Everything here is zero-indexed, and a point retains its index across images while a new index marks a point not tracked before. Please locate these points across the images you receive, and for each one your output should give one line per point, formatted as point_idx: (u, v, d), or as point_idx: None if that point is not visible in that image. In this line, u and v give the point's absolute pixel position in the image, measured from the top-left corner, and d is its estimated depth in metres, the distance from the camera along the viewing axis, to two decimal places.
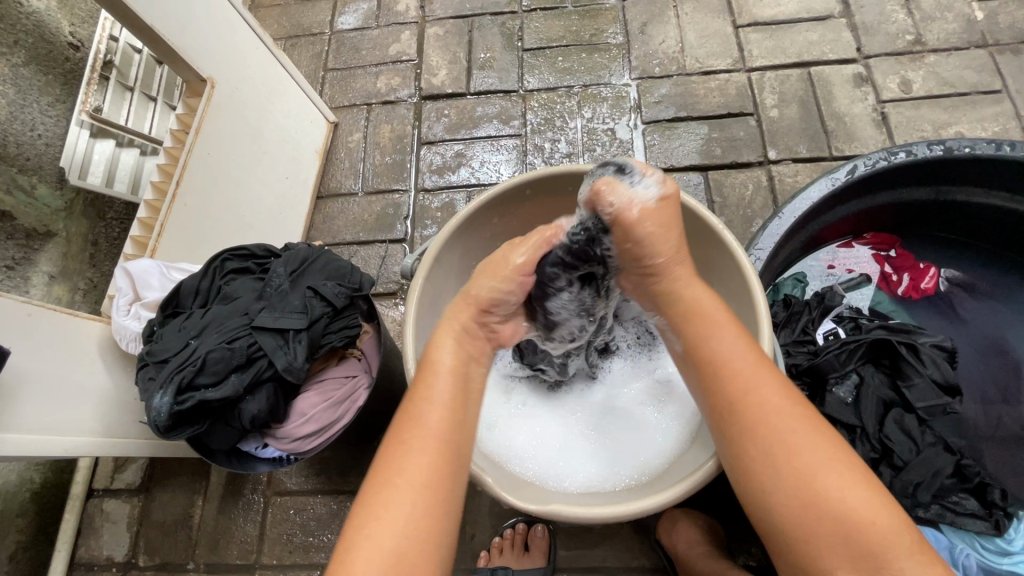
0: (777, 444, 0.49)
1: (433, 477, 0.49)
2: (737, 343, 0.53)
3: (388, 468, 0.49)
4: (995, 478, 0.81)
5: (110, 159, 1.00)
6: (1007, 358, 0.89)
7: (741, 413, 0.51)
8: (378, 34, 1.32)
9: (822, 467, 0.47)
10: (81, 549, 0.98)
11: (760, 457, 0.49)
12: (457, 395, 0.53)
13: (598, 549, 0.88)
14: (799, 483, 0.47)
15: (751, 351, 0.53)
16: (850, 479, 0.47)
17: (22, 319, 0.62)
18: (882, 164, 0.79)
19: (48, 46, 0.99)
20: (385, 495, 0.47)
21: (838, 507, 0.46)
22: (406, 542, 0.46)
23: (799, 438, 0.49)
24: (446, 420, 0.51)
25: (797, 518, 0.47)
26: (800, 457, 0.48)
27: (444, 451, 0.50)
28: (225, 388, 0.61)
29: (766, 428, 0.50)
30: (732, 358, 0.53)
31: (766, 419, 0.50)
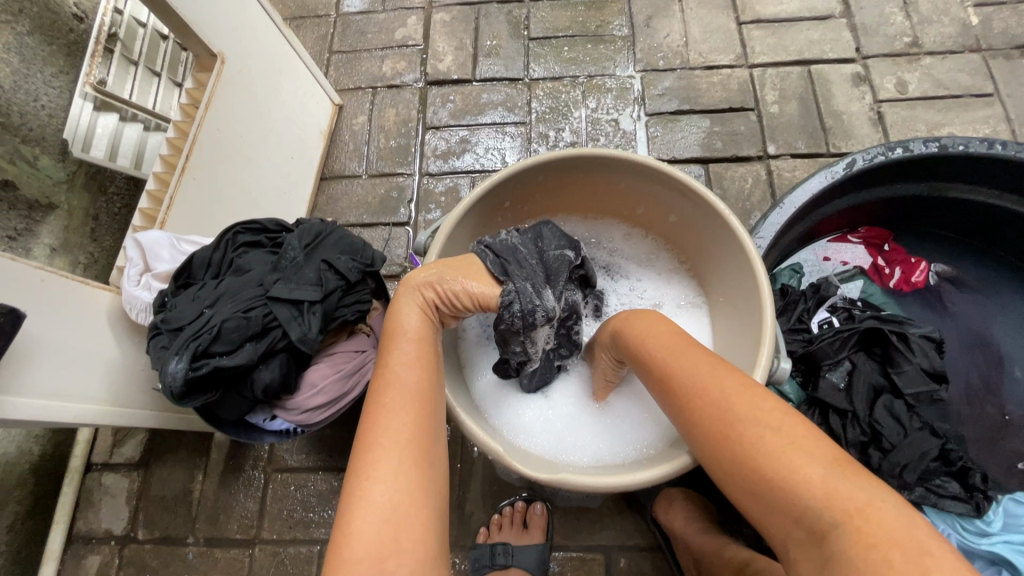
0: (732, 433, 0.47)
1: (416, 433, 0.51)
2: (678, 348, 0.55)
3: (371, 431, 0.50)
4: (976, 463, 0.85)
5: (113, 133, 0.98)
6: (990, 350, 0.92)
7: (689, 413, 0.51)
8: (384, 18, 1.32)
9: (784, 446, 0.43)
10: (79, 522, 0.98)
11: (718, 449, 0.48)
12: (425, 356, 0.56)
13: (594, 528, 0.90)
14: (759, 468, 0.44)
15: (694, 351, 0.54)
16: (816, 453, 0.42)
17: (34, 284, 0.62)
18: (880, 160, 0.82)
19: (53, 16, 0.97)
20: (373, 457, 0.48)
21: (801, 484, 0.42)
22: (400, 495, 0.47)
23: (754, 430, 0.45)
24: (421, 377, 0.54)
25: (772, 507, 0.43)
26: (756, 439, 0.45)
27: (422, 408, 0.53)
28: (240, 356, 0.62)
29: (717, 418, 0.48)
30: (673, 362, 0.54)
31: (716, 409, 0.48)
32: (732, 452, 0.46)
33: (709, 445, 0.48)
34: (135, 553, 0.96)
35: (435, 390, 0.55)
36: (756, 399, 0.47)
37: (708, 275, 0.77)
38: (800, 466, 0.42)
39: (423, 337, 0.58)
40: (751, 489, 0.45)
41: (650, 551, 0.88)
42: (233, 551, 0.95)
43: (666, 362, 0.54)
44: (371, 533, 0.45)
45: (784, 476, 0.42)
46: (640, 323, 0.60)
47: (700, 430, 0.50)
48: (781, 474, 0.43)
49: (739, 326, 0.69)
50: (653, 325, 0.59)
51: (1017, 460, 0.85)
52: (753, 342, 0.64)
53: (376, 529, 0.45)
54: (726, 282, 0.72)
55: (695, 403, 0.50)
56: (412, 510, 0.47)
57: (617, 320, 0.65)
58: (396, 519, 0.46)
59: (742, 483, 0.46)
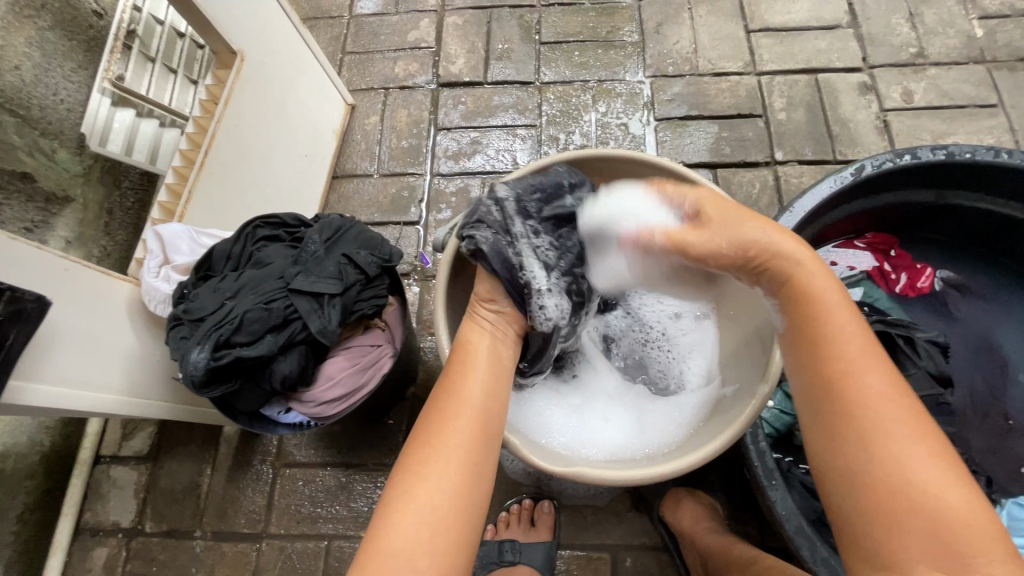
0: (863, 396, 0.47)
1: (470, 447, 0.52)
2: (834, 289, 0.52)
3: (426, 434, 0.53)
4: (980, 467, 0.86)
5: (130, 129, 1.00)
6: (995, 355, 0.93)
7: (827, 353, 0.49)
8: (397, 20, 1.34)
9: (914, 449, 0.45)
10: (87, 514, 0.98)
11: (841, 401, 0.47)
12: (491, 372, 0.59)
13: (600, 527, 0.91)
14: (876, 432, 0.45)
15: (846, 300, 0.51)
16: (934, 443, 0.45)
17: (59, 273, 0.63)
18: (888, 166, 0.83)
19: (74, 12, 0.98)
20: (431, 460, 0.51)
21: (911, 461, 0.44)
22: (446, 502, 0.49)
23: (896, 425, 0.45)
24: (488, 394, 0.57)
25: (871, 466, 0.45)
26: (886, 410, 0.46)
27: (480, 422, 0.54)
28: (260, 347, 0.64)
29: (856, 372, 0.47)
30: (830, 302, 0.51)
31: (857, 391, 0.47)
32: (860, 409, 0.46)
33: (835, 392, 0.48)
34: (142, 545, 0.96)
35: (495, 409, 0.56)
36: (890, 376, 0.48)
37: None
38: (910, 449, 0.44)
39: (493, 357, 0.60)
40: (855, 443, 0.46)
41: (655, 551, 0.89)
42: (240, 545, 0.95)
43: (817, 316, 0.51)
44: (408, 532, 0.48)
45: (898, 449, 0.45)
46: (773, 232, 0.54)
47: (834, 374, 0.48)
48: (890, 446, 0.45)
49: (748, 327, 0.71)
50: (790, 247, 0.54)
51: None
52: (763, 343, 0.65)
53: (414, 530, 0.48)
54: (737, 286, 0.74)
55: (839, 349, 0.49)
56: (455, 516, 0.49)
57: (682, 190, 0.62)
58: (433, 522, 0.48)
59: (852, 437, 0.46)
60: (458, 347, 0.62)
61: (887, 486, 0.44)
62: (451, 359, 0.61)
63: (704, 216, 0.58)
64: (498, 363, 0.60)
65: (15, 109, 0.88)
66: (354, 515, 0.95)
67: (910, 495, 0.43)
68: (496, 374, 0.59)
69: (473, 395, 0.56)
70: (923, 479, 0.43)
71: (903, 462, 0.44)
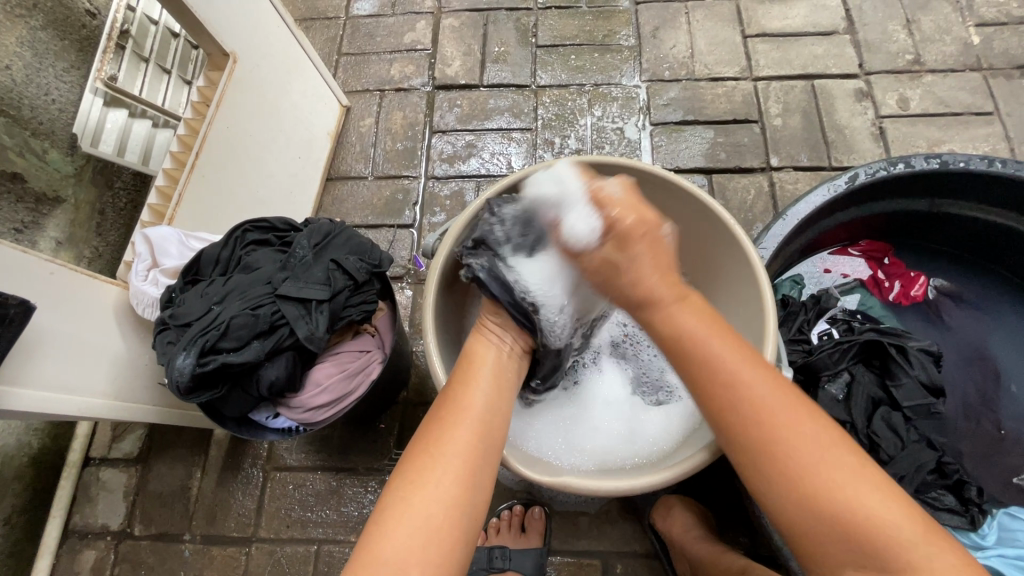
0: (757, 429, 0.49)
1: (470, 456, 0.52)
2: (702, 323, 0.54)
3: (427, 441, 0.53)
4: (972, 476, 0.86)
5: (123, 129, 0.98)
6: (988, 364, 0.93)
7: (707, 385, 0.52)
8: (394, 22, 1.33)
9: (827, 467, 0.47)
10: (75, 517, 0.98)
11: (733, 427, 0.50)
12: (498, 385, 0.59)
13: (591, 535, 0.90)
14: (772, 451, 0.48)
15: (713, 329, 0.54)
16: (833, 449, 0.47)
17: (45, 277, 0.63)
18: (882, 174, 0.83)
19: (67, 12, 0.97)
20: (431, 462, 0.51)
21: (814, 474, 0.47)
22: (445, 505, 0.49)
23: (801, 450, 0.48)
24: (491, 405, 0.57)
25: (776, 487, 0.48)
26: (780, 428, 0.48)
27: (481, 432, 0.54)
28: (247, 353, 0.63)
29: (735, 396, 0.50)
30: (696, 339, 0.53)
31: (759, 423, 0.49)
32: (750, 437, 0.49)
33: (724, 423, 0.51)
34: (131, 548, 0.96)
35: (497, 424, 0.56)
36: (780, 391, 0.50)
37: (710, 285, 0.78)
38: (811, 461, 0.47)
39: (497, 370, 0.61)
40: (756, 468, 0.49)
41: (646, 559, 0.88)
42: (229, 549, 0.94)
43: (700, 356, 0.53)
44: (404, 538, 0.47)
45: (795, 464, 0.47)
46: (645, 270, 0.56)
47: (715, 408, 0.52)
48: (791, 461, 0.48)
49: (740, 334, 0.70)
50: (665, 282, 0.57)
51: (1013, 475, 0.86)
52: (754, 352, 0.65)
53: (411, 536, 0.47)
54: (728, 293, 0.73)
55: (715, 380, 0.52)
56: (453, 519, 0.49)
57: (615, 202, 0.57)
58: (430, 530, 0.48)
59: (752, 461, 0.50)
60: (464, 357, 0.63)
61: (797, 499, 0.47)
62: (456, 369, 0.61)
63: (611, 256, 0.57)
64: (501, 377, 0.61)
65: (6, 109, 0.87)
66: (344, 520, 0.94)
67: (819, 507, 0.46)
68: (499, 386, 0.59)
69: (476, 406, 0.56)
70: (829, 489, 0.46)
71: (808, 475, 0.47)
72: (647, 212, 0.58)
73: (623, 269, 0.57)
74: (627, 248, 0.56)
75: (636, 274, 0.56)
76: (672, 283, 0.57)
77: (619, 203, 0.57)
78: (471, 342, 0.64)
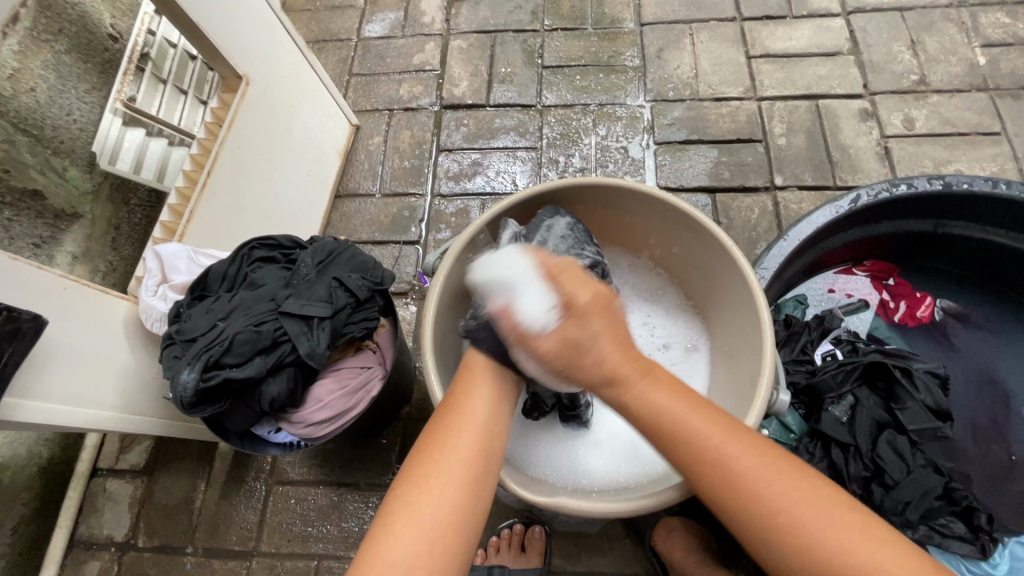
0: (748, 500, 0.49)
1: (471, 466, 0.52)
2: (672, 401, 0.54)
3: (429, 449, 0.53)
4: (982, 502, 0.84)
5: (139, 148, 1.01)
6: (997, 387, 0.92)
7: (689, 461, 0.52)
8: (403, 43, 1.37)
9: (821, 524, 0.47)
10: (81, 527, 0.99)
11: (716, 495, 0.50)
12: (499, 401, 0.59)
13: (591, 556, 0.89)
14: (770, 517, 0.48)
15: (687, 403, 0.54)
16: (818, 506, 0.47)
17: (58, 292, 0.65)
18: (884, 196, 0.82)
19: (90, 36, 0.99)
20: (428, 472, 0.51)
21: (814, 539, 0.46)
22: (444, 517, 0.49)
23: (795, 518, 0.47)
24: (491, 417, 0.57)
25: (773, 546, 0.48)
26: (764, 492, 0.49)
27: (481, 445, 0.54)
28: (249, 368, 0.65)
29: (719, 469, 0.50)
30: (673, 417, 0.53)
31: (751, 490, 0.49)
32: (744, 507, 0.49)
33: (711, 498, 0.51)
34: (134, 560, 0.97)
35: (497, 434, 0.56)
36: (764, 456, 0.50)
37: (710, 306, 0.78)
38: (791, 510, 0.47)
39: (499, 378, 0.61)
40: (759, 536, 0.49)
41: None
42: (231, 562, 0.95)
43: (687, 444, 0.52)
44: (408, 541, 0.48)
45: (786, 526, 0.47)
46: (607, 347, 0.54)
47: (709, 489, 0.51)
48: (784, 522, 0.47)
49: (739, 357, 0.70)
50: (618, 358, 0.54)
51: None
52: (751, 375, 0.65)
53: (414, 540, 0.48)
54: (728, 317, 0.73)
55: (702, 457, 0.51)
56: (451, 528, 0.49)
57: (563, 281, 0.55)
58: (433, 538, 0.48)
59: (751, 529, 0.49)
60: (462, 367, 0.62)
61: (797, 560, 0.47)
62: (456, 379, 0.61)
63: (570, 337, 0.53)
64: (504, 385, 0.61)
65: (28, 129, 0.89)
66: (345, 536, 0.94)
67: (819, 571, 0.46)
68: (500, 394, 0.60)
69: (477, 418, 0.56)
70: (812, 537, 0.46)
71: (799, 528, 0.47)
72: (600, 286, 0.57)
73: (585, 350, 0.54)
74: (586, 323, 0.54)
75: (598, 354, 0.54)
76: (632, 356, 0.56)
77: (573, 279, 0.56)
78: (467, 356, 0.63)
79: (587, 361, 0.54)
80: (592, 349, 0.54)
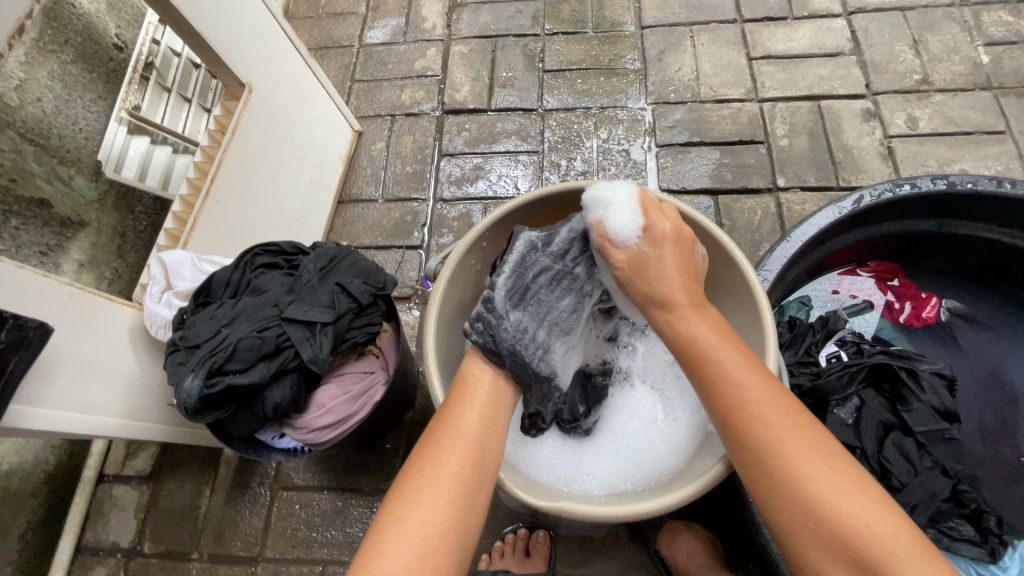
0: (754, 425, 0.50)
1: (463, 478, 0.53)
2: (714, 332, 0.55)
3: (424, 460, 0.53)
4: (991, 505, 0.83)
5: (144, 156, 1.04)
6: (1006, 388, 0.91)
7: (712, 389, 0.53)
8: (405, 49, 1.37)
9: (812, 461, 0.48)
10: (88, 533, 1.00)
11: (724, 417, 0.52)
12: (493, 410, 0.60)
13: (596, 561, 0.89)
14: (762, 447, 0.50)
15: (721, 335, 0.55)
16: (810, 452, 0.48)
17: (63, 300, 0.66)
18: (887, 196, 0.82)
19: (95, 46, 0.98)
20: (420, 484, 0.52)
21: (803, 476, 0.47)
22: (438, 527, 0.49)
23: (789, 446, 0.49)
24: (484, 428, 0.57)
25: (759, 473, 0.50)
26: (759, 420, 0.50)
27: (475, 456, 0.54)
28: (252, 375, 0.65)
29: (735, 401, 0.52)
30: (707, 347, 0.54)
31: (756, 417, 0.50)
32: (746, 433, 0.51)
33: (724, 424, 0.53)
34: (140, 566, 0.97)
35: (491, 446, 0.56)
36: (767, 389, 0.52)
37: (715, 309, 0.77)
38: (787, 444, 0.49)
39: (493, 389, 0.61)
40: (755, 471, 0.50)
41: None
42: (236, 568, 0.95)
43: (712, 361, 0.54)
44: (402, 553, 0.48)
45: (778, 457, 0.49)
46: (672, 273, 0.59)
47: (718, 412, 0.53)
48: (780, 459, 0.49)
49: None
50: (681, 292, 0.58)
51: None
52: (755, 379, 0.64)
53: (408, 552, 0.48)
54: (731, 322, 0.73)
55: (715, 381, 0.53)
56: (445, 541, 0.49)
57: (652, 209, 0.61)
58: (424, 551, 0.48)
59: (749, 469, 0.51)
60: (459, 378, 0.62)
61: (783, 499, 0.48)
62: (452, 390, 0.61)
63: (636, 261, 0.60)
64: (499, 398, 0.61)
65: (35, 139, 0.89)
66: (350, 540, 0.94)
67: (795, 506, 0.48)
68: (495, 404, 0.60)
69: (470, 428, 0.56)
70: (813, 495, 0.47)
71: (796, 478, 0.48)
72: (682, 227, 0.62)
73: (652, 268, 0.59)
74: (659, 246, 0.60)
75: (662, 272, 0.59)
76: (690, 289, 0.59)
77: (660, 211, 0.62)
78: (466, 363, 0.64)
79: (649, 280, 0.59)
80: (660, 275, 0.59)
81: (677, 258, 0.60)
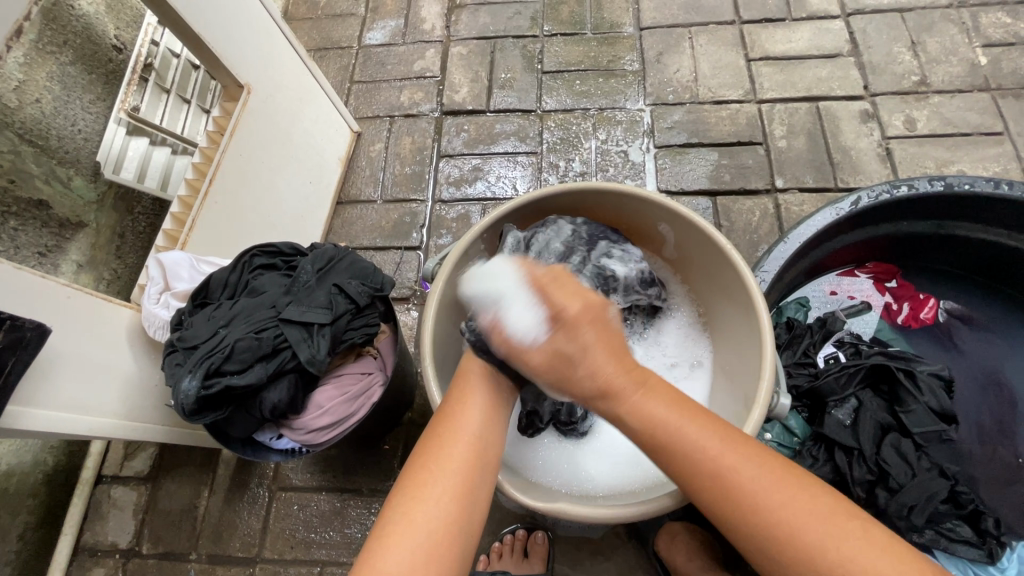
0: (741, 499, 0.48)
1: (464, 476, 0.53)
2: (671, 409, 0.52)
3: (425, 459, 0.53)
4: (988, 505, 0.83)
5: (143, 157, 1.03)
6: (1004, 389, 0.91)
7: (685, 468, 0.50)
8: (404, 50, 1.38)
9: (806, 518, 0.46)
10: (86, 535, 1.00)
11: (708, 495, 0.49)
12: (494, 404, 0.60)
13: (594, 562, 0.89)
14: (755, 512, 0.47)
15: (681, 412, 0.53)
16: (805, 505, 0.47)
17: (62, 300, 0.66)
18: (885, 197, 0.82)
19: (95, 47, 0.99)
20: (422, 483, 0.51)
21: (804, 529, 0.46)
22: (440, 525, 0.49)
23: (781, 506, 0.47)
24: (485, 425, 0.57)
25: (760, 540, 0.47)
26: (741, 482, 0.48)
27: (477, 452, 0.55)
28: (250, 375, 0.65)
29: (716, 475, 0.49)
30: (668, 428, 0.51)
31: (740, 483, 0.48)
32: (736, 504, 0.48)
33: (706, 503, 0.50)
34: (139, 567, 0.97)
35: (492, 442, 0.57)
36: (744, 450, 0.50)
37: (713, 309, 0.77)
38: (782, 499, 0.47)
39: (494, 385, 0.62)
40: (754, 540, 0.48)
41: None
42: (234, 569, 0.95)
43: (679, 438, 0.51)
44: (406, 553, 0.47)
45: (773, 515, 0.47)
46: (599, 360, 0.53)
47: (701, 491, 0.50)
48: (759, 519, 0.47)
49: (740, 361, 0.70)
50: (621, 371, 0.53)
51: None
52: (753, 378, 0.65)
53: (411, 552, 0.48)
54: (728, 321, 0.73)
55: (688, 460, 0.50)
56: (450, 537, 0.49)
57: (552, 290, 0.55)
58: (427, 551, 0.48)
59: (749, 540, 0.48)
60: (460, 374, 0.63)
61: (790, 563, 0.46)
62: (452, 385, 0.62)
63: (565, 351, 0.53)
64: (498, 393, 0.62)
65: (34, 140, 0.89)
66: (348, 541, 0.94)
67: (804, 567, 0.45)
68: (496, 397, 0.61)
69: (470, 425, 0.57)
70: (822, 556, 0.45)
71: (802, 535, 0.46)
72: (591, 297, 0.56)
73: (575, 363, 0.53)
74: (576, 335, 0.53)
75: (589, 365, 0.53)
76: (629, 366, 0.54)
77: (561, 289, 0.55)
78: (465, 360, 0.65)
79: (580, 376, 0.53)
80: (589, 363, 0.53)
81: (599, 340, 0.53)
